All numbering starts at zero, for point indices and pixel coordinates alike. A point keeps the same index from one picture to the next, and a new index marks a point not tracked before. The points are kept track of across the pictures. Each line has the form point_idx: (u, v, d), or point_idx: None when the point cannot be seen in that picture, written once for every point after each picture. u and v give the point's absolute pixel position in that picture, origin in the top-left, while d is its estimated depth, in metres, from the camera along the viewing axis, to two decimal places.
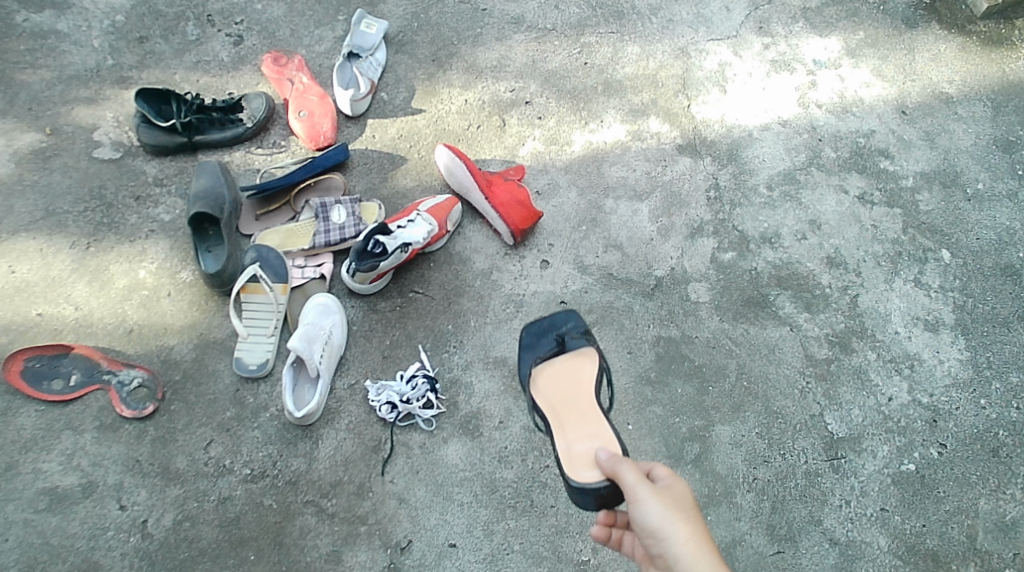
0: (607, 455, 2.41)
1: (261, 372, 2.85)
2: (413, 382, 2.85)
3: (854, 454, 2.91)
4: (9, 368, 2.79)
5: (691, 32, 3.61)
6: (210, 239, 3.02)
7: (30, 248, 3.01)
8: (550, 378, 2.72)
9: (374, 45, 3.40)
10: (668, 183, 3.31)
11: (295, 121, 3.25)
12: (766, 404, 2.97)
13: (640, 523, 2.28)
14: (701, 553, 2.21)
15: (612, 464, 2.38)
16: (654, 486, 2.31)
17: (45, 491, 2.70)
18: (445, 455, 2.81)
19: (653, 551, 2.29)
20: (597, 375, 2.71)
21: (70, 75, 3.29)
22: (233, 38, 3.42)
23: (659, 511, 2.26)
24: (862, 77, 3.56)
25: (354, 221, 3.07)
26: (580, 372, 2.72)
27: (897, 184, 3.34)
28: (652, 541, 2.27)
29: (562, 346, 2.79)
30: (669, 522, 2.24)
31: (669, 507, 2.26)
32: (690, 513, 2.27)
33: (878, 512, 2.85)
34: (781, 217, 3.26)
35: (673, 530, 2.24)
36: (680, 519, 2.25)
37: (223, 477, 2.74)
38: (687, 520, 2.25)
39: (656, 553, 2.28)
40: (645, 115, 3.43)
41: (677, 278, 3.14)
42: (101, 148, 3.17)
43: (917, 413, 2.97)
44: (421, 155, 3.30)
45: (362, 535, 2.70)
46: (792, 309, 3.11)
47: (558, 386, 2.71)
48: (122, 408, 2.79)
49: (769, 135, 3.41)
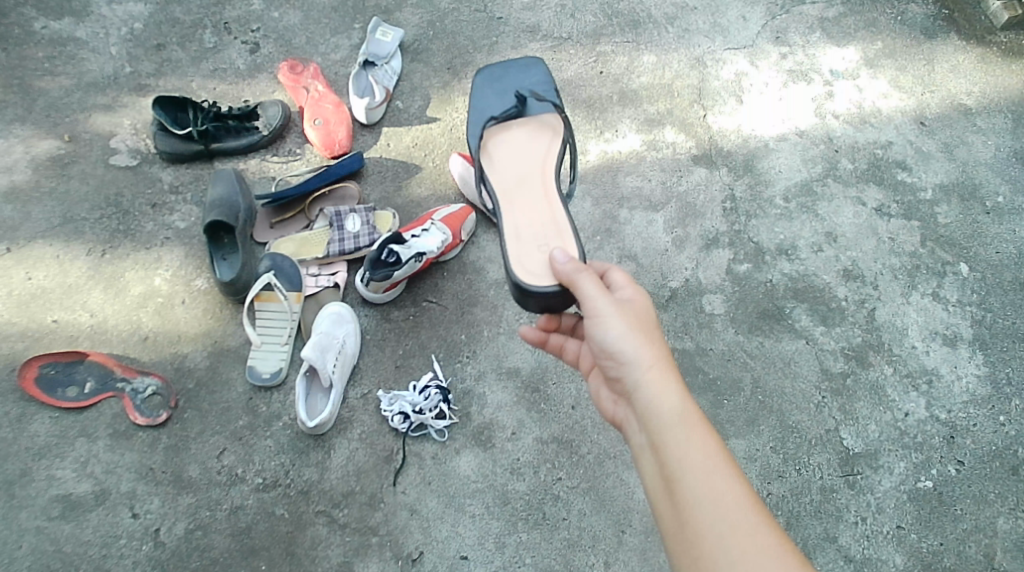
0: (566, 262, 2.40)
1: (274, 381, 2.85)
2: (426, 393, 2.84)
3: (870, 470, 2.89)
4: (25, 375, 2.80)
5: (708, 42, 3.60)
6: (226, 247, 3.02)
7: (47, 254, 3.02)
8: (506, 152, 2.72)
9: (390, 53, 3.39)
10: (683, 194, 3.29)
11: (311, 130, 3.25)
12: (781, 418, 2.95)
13: (602, 342, 2.28)
14: (665, 380, 2.21)
15: (571, 273, 2.37)
16: (615, 302, 2.30)
17: (58, 498, 2.70)
18: (457, 467, 2.80)
19: (613, 373, 2.30)
20: (558, 151, 2.72)
21: (88, 82, 3.30)
22: (250, 46, 3.43)
23: (620, 327, 2.26)
24: (880, 88, 3.53)
25: (368, 230, 3.06)
26: (540, 150, 2.71)
27: (915, 197, 3.32)
28: (615, 357, 2.27)
29: (523, 104, 2.78)
30: (628, 340, 2.25)
31: (630, 326, 2.27)
32: (651, 331, 2.28)
33: (895, 529, 2.82)
34: (797, 229, 3.24)
35: (631, 350, 2.25)
36: (644, 341, 2.26)
37: (235, 486, 2.74)
38: (650, 342, 2.26)
39: (616, 374, 2.29)
40: (661, 125, 3.42)
41: (692, 290, 3.13)
42: (118, 155, 3.18)
43: (935, 429, 2.95)
44: (435, 164, 3.30)
45: (374, 547, 2.69)
46: (808, 322, 3.08)
47: (514, 163, 2.71)
48: (136, 416, 2.79)
49: (785, 146, 3.39)
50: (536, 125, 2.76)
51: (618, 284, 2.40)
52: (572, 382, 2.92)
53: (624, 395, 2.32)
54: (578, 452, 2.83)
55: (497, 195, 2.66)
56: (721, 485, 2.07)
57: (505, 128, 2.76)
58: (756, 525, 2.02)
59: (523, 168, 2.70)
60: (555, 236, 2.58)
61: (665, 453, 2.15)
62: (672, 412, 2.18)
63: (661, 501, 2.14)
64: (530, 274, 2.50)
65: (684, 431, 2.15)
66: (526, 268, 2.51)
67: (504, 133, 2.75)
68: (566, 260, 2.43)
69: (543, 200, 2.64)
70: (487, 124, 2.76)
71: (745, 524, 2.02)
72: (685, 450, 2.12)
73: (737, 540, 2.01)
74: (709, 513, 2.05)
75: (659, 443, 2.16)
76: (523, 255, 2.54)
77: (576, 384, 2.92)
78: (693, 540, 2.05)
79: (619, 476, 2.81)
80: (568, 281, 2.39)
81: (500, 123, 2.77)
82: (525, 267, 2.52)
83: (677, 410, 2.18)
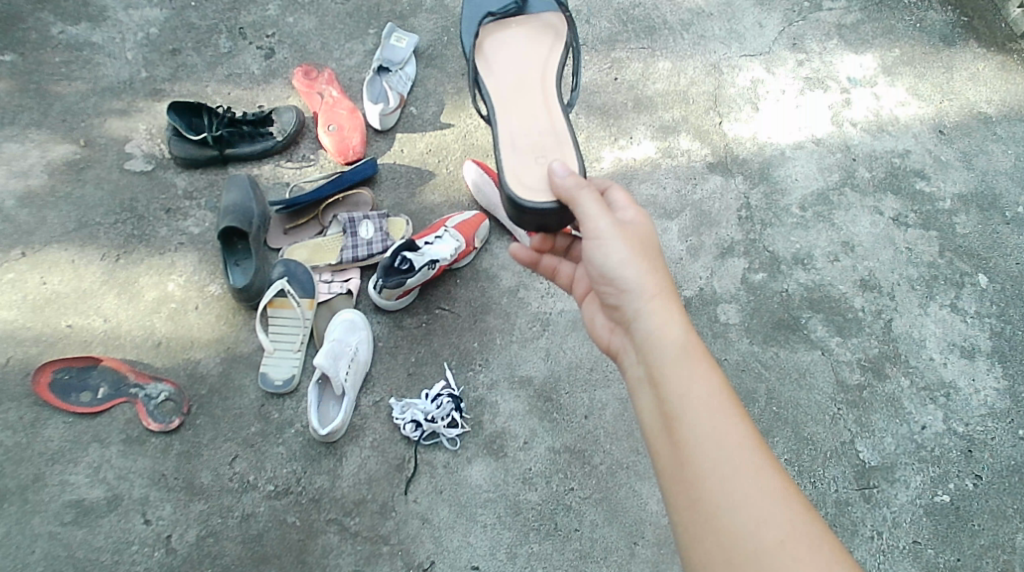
0: (567, 177, 2.40)
1: (287, 388, 2.84)
2: (438, 401, 2.83)
3: (886, 483, 2.86)
4: (39, 379, 2.80)
5: (724, 48, 3.57)
6: (239, 253, 3.02)
7: (62, 259, 3.03)
8: (503, 52, 2.69)
9: (404, 59, 3.39)
10: (698, 202, 3.27)
11: (325, 135, 3.25)
12: (796, 430, 2.92)
13: (604, 267, 2.29)
14: (668, 311, 2.24)
15: (572, 190, 2.37)
16: (618, 225, 2.32)
17: (71, 503, 2.70)
18: (469, 476, 2.79)
19: (613, 298, 2.32)
20: (558, 50, 2.69)
21: (104, 87, 3.31)
22: (265, 51, 3.43)
23: (624, 253, 2.28)
24: (898, 96, 3.50)
25: (381, 237, 3.06)
26: (539, 51, 2.69)
27: (933, 206, 3.29)
28: (618, 284, 2.29)
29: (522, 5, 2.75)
30: (631, 265, 2.27)
31: (633, 252, 2.28)
32: (653, 256, 2.30)
33: (911, 544, 2.80)
34: (814, 238, 3.22)
35: (634, 276, 2.27)
36: (646, 269, 2.27)
37: (247, 493, 2.73)
38: (652, 271, 2.27)
39: (616, 301, 2.31)
40: (676, 133, 3.40)
41: (707, 299, 3.11)
42: (133, 160, 3.19)
43: (953, 442, 2.92)
44: (449, 170, 3.29)
45: (385, 555, 2.68)
46: (824, 332, 3.06)
47: (511, 63, 2.68)
48: (149, 421, 2.79)
49: (802, 154, 3.37)
50: (536, 26, 2.73)
51: (618, 204, 2.39)
52: (585, 391, 2.91)
53: (621, 324, 2.34)
54: (591, 462, 2.82)
55: (493, 97, 2.64)
56: (725, 422, 2.08)
57: (502, 27, 2.73)
58: (759, 466, 2.04)
59: (520, 70, 2.67)
60: (552, 142, 2.57)
61: (668, 390, 2.16)
62: (675, 346, 2.19)
63: (657, 434, 2.15)
64: (525, 186, 2.48)
65: (687, 366, 2.16)
66: (522, 180, 2.50)
67: (501, 32, 2.72)
68: (566, 174, 2.42)
69: (540, 104, 2.62)
70: (484, 21, 2.72)
71: (748, 466, 2.04)
72: (688, 384, 2.14)
73: (738, 478, 2.03)
74: (710, 453, 2.06)
75: (661, 376, 2.18)
76: (519, 162, 2.52)
77: (589, 394, 2.91)
78: (692, 479, 2.06)
79: (632, 487, 2.79)
80: (567, 196, 2.39)
81: (498, 21, 2.73)
82: (521, 176, 2.50)
83: (680, 343, 2.20)
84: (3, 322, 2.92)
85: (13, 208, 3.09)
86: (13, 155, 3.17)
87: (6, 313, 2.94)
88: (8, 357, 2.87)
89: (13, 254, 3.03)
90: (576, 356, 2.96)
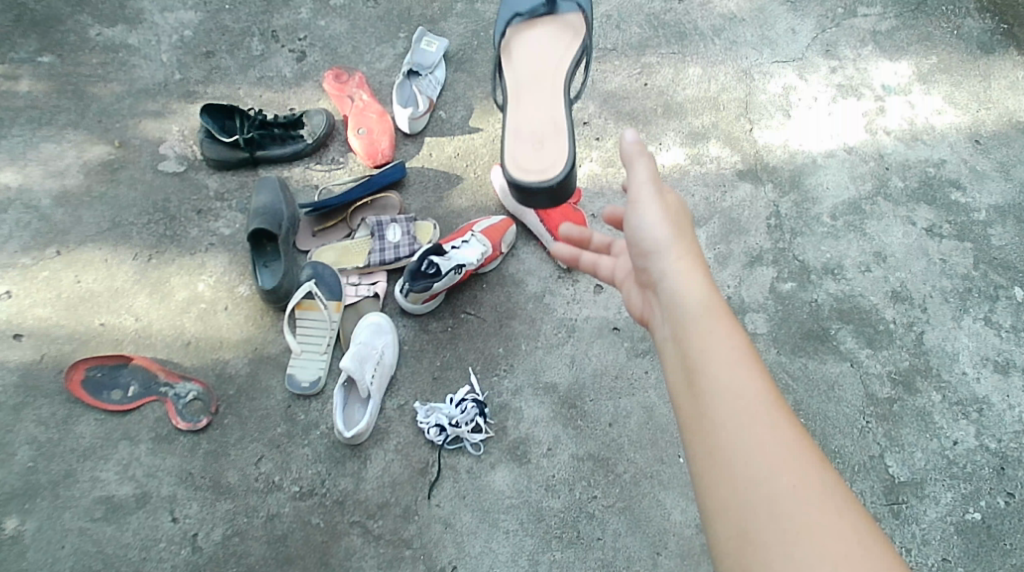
0: None
1: (313, 390, 2.87)
2: (463, 406, 2.84)
3: (915, 499, 2.83)
4: (71, 377, 2.84)
5: (756, 54, 3.56)
6: (268, 255, 3.04)
7: (96, 258, 3.07)
8: (524, 48, 2.85)
9: (434, 63, 3.41)
10: (727, 210, 3.25)
11: (354, 139, 3.27)
12: (823, 442, 2.90)
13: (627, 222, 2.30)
14: (691, 270, 2.21)
15: None
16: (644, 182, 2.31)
17: (101, 499, 2.74)
18: (493, 481, 2.79)
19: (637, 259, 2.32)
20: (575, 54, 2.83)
21: (140, 89, 3.35)
22: (297, 54, 3.47)
23: (649, 208, 2.28)
24: (934, 104, 3.46)
25: (408, 240, 3.08)
26: (559, 52, 2.83)
27: (969, 218, 3.24)
28: (640, 242, 2.28)
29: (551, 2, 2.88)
30: (653, 219, 2.27)
31: (658, 208, 2.28)
32: (677, 216, 2.30)
33: (940, 562, 2.76)
34: (845, 248, 3.19)
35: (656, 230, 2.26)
36: (670, 227, 2.27)
37: (273, 493, 2.76)
38: (676, 230, 2.27)
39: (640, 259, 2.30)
40: (705, 139, 3.38)
41: (734, 308, 3.09)
42: (166, 161, 3.23)
43: (985, 458, 2.88)
44: (477, 174, 3.30)
45: (407, 559, 2.70)
46: (853, 343, 3.03)
47: (530, 60, 2.84)
48: (178, 420, 2.83)
49: (834, 162, 3.34)
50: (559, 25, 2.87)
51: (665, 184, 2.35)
52: (609, 399, 2.92)
53: (647, 285, 2.33)
54: (614, 470, 2.82)
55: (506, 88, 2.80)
56: (746, 380, 2.04)
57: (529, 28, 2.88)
58: (778, 425, 1.98)
59: (538, 66, 2.82)
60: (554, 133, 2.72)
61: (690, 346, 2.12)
62: (697, 303, 2.17)
63: (679, 393, 2.11)
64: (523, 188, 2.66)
65: (710, 323, 2.13)
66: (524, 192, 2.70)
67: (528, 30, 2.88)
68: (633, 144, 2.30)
69: (552, 94, 2.77)
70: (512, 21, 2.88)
71: (769, 424, 1.98)
72: (710, 341, 2.10)
73: (773, 447, 1.96)
74: (729, 409, 2.01)
75: (683, 334, 2.15)
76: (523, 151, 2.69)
77: (613, 401, 2.91)
78: (711, 436, 2.01)
79: (656, 497, 2.79)
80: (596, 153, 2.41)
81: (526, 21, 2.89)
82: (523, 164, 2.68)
83: (703, 301, 2.17)
84: (37, 319, 2.97)
85: (48, 207, 3.14)
86: (50, 155, 3.22)
87: (40, 310, 2.98)
88: (42, 354, 2.91)
89: (48, 252, 3.07)
90: (601, 364, 2.97)
